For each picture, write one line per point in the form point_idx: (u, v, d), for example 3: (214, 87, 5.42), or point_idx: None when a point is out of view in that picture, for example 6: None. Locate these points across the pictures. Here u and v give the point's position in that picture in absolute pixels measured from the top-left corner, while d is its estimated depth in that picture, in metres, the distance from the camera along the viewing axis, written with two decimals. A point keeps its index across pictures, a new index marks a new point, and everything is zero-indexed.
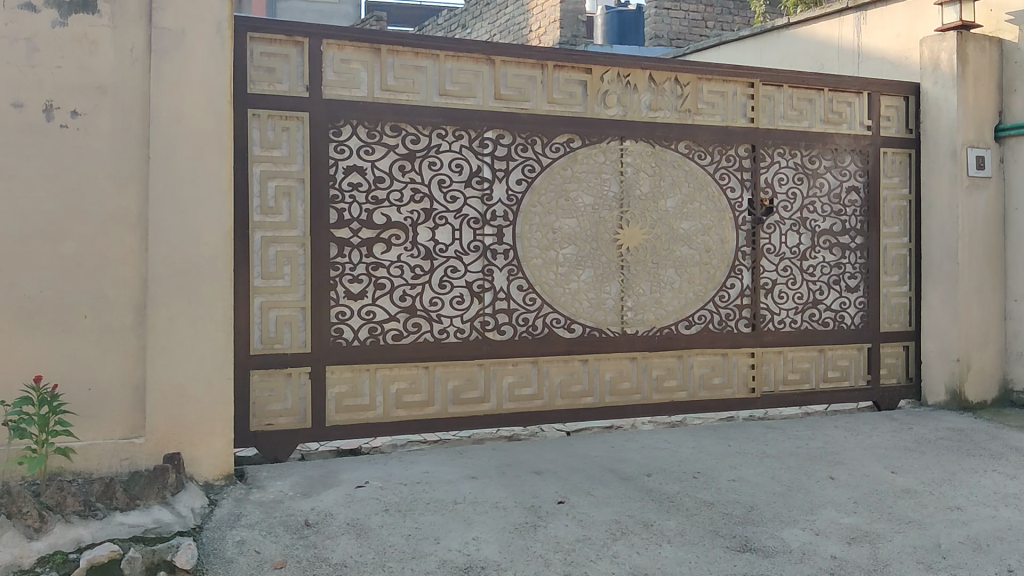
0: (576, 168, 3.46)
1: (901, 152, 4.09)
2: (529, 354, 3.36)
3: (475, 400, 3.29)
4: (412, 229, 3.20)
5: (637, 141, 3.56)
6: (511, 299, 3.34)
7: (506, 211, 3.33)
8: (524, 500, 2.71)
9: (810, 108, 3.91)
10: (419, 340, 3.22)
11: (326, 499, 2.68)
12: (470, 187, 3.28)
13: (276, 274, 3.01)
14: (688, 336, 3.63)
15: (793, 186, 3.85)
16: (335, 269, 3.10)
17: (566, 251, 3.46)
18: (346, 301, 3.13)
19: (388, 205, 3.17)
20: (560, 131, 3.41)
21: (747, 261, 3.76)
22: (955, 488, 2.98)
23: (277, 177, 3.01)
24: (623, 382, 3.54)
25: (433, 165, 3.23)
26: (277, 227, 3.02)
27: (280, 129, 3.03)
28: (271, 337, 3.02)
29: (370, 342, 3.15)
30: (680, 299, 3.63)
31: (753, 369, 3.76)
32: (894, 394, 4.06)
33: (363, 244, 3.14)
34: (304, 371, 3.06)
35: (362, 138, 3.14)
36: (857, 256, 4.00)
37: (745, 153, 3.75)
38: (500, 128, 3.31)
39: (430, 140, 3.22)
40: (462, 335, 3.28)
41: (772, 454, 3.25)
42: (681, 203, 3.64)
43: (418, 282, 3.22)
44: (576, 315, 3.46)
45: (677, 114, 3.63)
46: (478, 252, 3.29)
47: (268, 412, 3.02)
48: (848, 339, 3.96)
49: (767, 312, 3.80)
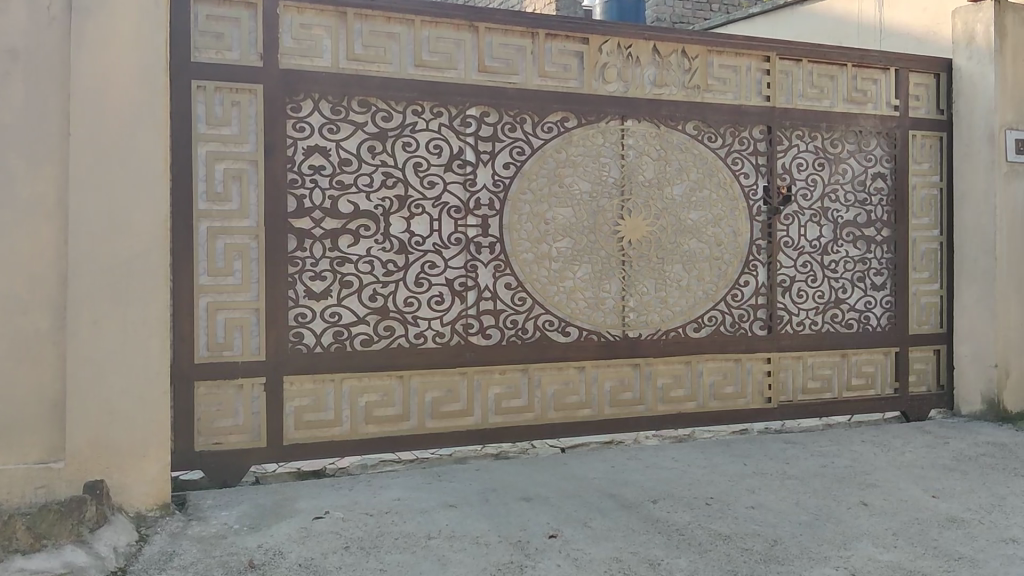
0: (571, 151, 3.06)
1: (931, 134, 3.70)
2: (518, 362, 2.96)
3: (457, 413, 2.90)
4: (384, 219, 2.80)
5: (641, 121, 3.17)
6: (498, 298, 2.94)
7: (492, 199, 2.93)
8: (510, 534, 2.31)
9: (831, 86, 3.51)
10: (392, 346, 2.82)
11: (277, 533, 2.28)
12: (450, 171, 2.88)
13: (225, 271, 2.62)
14: (696, 340, 3.23)
15: (813, 171, 3.46)
16: (293, 264, 2.71)
17: (560, 245, 3.06)
18: (307, 302, 2.74)
19: (355, 190, 2.77)
20: (553, 109, 3.01)
21: (762, 256, 3.36)
22: (1008, 515, 2.58)
23: (225, 159, 2.63)
24: (624, 393, 3.14)
25: (407, 147, 2.83)
26: (226, 216, 2.63)
27: (229, 103, 2.63)
28: (219, 344, 2.63)
29: (335, 347, 2.75)
30: (688, 298, 3.23)
31: (770, 377, 3.37)
32: (924, 404, 3.67)
33: (326, 236, 2.74)
34: (259, 382, 2.67)
35: (326, 114, 2.74)
36: (883, 250, 3.61)
37: (760, 136, 3.36)
38: (485, 104, 2.92)
39: (404, 118, 2.82)
40: (442, 340, 2.88)
41: (795, 475, 2.85)
42: (690, 190, 3.24)
43: (390, 280, 2.81)
44: (571, 317, 3.06)
45: (685, 90, 3.24)
46: (459, 245, 2.89)
47: (216, 429, 2.63)
48: (873, 343, 3.56)
49: (785, 313, 3.40)
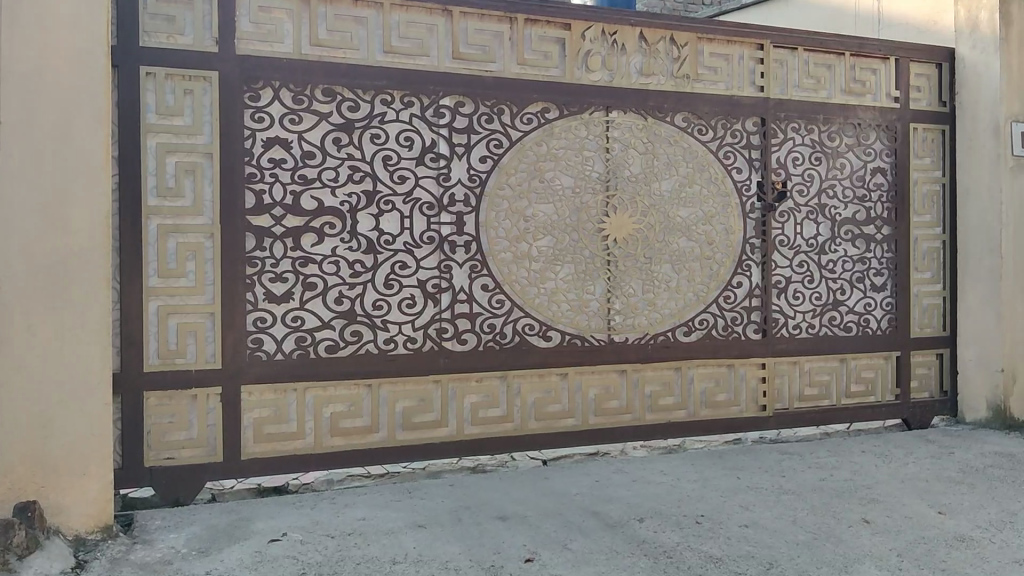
0: (553, 143, 2.87)
1: (933, 127, 3.51)
2: (496, 369, 2.77)
3: (430, 424, 2.71)
4: (350, 216, 2.61)
5: (627, 112, 2.98)
6: (474, 301, 2.75)
7: (467, 195, 2.74)
8: (482, 558, 2.12)
9: (828, 76, 3.33)
10: (360, 352, 2.62)
11: (227, 558, 2.08)
12: (422, 165, 2.69)
13: (177, 272, 2.43)
14: (686, 345, 3.05)
15: (810, 166, 3.28)
16: (252, 264, 2.52)
17: (541, 244, 2.86)
18: (268, 305, 2.55)
19: (319, 185, 2.58)
20: (533, 98, 2.82)
21: (756, 255, 3.18)
22: (1021, 534, 2.39)
23: (177, 152, 2.44)
24: (610, 401, 2.95)
25: (376, 139, 2.64)
26: (179, 213, 2.44)
27: (181, 91, 2.45)
28: (171, 351, 2.44)
29: (297, 355, 2.56)
30: (678, 300, 3.04)
31: (764, 383, 3.19)
32: (926, 411, 3.49)
33: (288, 234, 2.55)
34: (214, 393, 2.48)
35: (287, 103, 2.56)
36: (883, 248, 3.42)
37: (753, 128, 3.18)
38: (459, 93, 2.73)
39: (373, 108, 2.63)
40: (414, 346, 2.69)
41: (791, 490, 2.66)
42: (679, 186, 3.05)
43: (357, 282, 2.62)
44: (553, 321, 2.87)
45: (674, 80, 3.05)
46: (433, 244, 2.70)
47: (168, 443, 2.44)
48: (873, 347, 3.38)
49: (781, 316, 3.22)
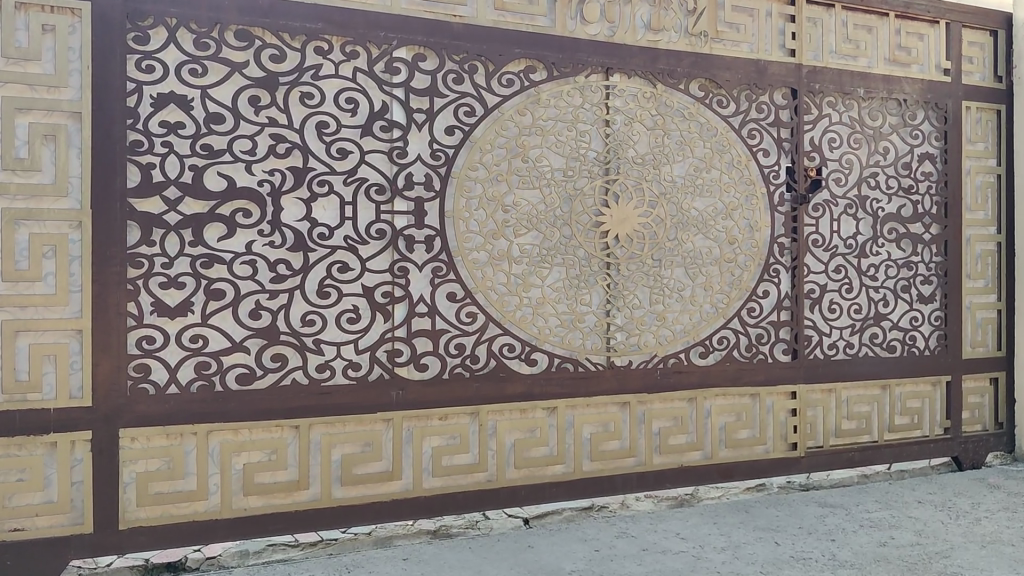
0: (539, 113, 2.24)
1: (988, 106, 2.93)
2: (465, 404, 2.14)
3: (378, 477, 2.06)
4: (272, 201, 1.95)
5: (631, 77, 2.36)
6: (438, 314, 2.11)
7: (430, 176, 2.10)
8: None
9: (869, 41, 2.74)
10: (284, 384, 1.97)
11: None
12: (369, 136, 2.05)
13: (31, 275, 1.77)
14: (703, 370, 2.43)
15: (848, 150, 2.68)
16: (136, 264, 1.85)
17: (524, 241, 2.22)
18: (157, 321, 1.88)
19: (228, 159, 1.92)
20: (514, 55, 2.19)
21: (786, 258, 2.57)
22: None
23: (33, 110, 1.78)
24: (608, 442, 2.33)
25: (307, 99, 1.99)
26: (33, 193, 1.78)
27: (39, 28, 1.79)
28: (21, 383, 1.78)
29: (198, 387, 1.89)
30: (693, 313, 2.42)
31: (795, 417, 2.59)
32: (979, 448, 2.90)
33: (185, 223, 1.88)
34: (82, 439, 1.81)
35: (187, 49, 1.90)
36: (932, 251, 2.83)
37: (783, 102, 2.58)
38: (420, 44, 2.09)
39: (303, 58, 1.98)
40: (356, 374, 2.04)
41: (849, 561, 2.03)
42: (695, 170, 2.43)
43: (280, 290, 1.97)
44: (538, 340, 2.23)
45: (688, 38, 2.44)
46: (384, 240, 2.06)
47: (15, 509, 1.78)
48: (921, 370, 2.78)
49: (814, 333, 2.62)
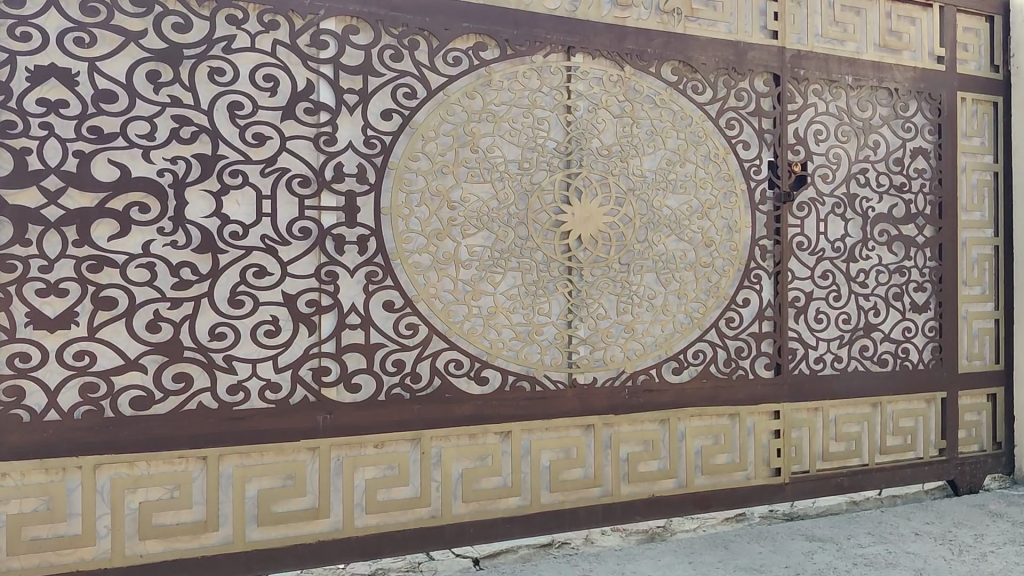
0: (491, 97, 1.97)
1: (985, 98, 2.69)
2: (404, 429, 1.86)
3: (301, 516, 1.78)
4: (174, 193, 1.67)
5: (595, 58, 2.09)
6: (372, 326, 1.83)
7: (363, 166, 1.82)
8: None
9: (858, 24, 2.50)
10: (189, 409, 1.68)
11: None
12: (291, 119, 1.76)
13: None
14: (677, 387, 2.16)
15: (836, 143, 2.43)
16: (6, 267, 1.56)
17: (473, 242, 1.95)
18: (34, 335, 1.60)
19: (122, 144, 1.63)
20: (461, 29, 1.92)
21: (769, 262, 2.31)
22: None
23: None
24: (569, 470, 2.06)
25: (218, 76, 1.71)
26: None
27: None
28: None
29: (84, 413, 1.60)
30: (665, 324, 2.16)
31: (779, 439, 2.33)
32: (976, 470, 2.66)
33: (69, 219, 1.59)
34: None
35: (72, 15, 1.61)
36: (925, 256, 2.58)
37: (765, 89, 2.32)
38: (351, 15, 1.81)
39: (212, 28, 1.69)
40: (276, 396, 1.75)
41: None
42: (667, 163, 2.17)
43: (185, 299, 1.68)
44: (489, 356, 1.96)
45: (660, 17, 2.18)
46: (309, 240, 1.78)
47: None
48: (914, 386, 2.54)
49: (798, 345, 2.36)
